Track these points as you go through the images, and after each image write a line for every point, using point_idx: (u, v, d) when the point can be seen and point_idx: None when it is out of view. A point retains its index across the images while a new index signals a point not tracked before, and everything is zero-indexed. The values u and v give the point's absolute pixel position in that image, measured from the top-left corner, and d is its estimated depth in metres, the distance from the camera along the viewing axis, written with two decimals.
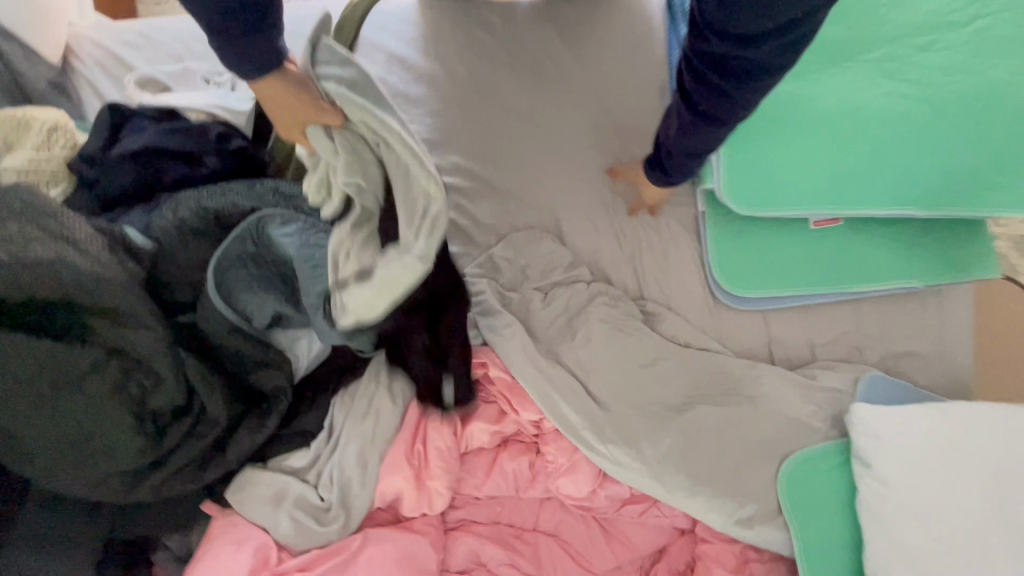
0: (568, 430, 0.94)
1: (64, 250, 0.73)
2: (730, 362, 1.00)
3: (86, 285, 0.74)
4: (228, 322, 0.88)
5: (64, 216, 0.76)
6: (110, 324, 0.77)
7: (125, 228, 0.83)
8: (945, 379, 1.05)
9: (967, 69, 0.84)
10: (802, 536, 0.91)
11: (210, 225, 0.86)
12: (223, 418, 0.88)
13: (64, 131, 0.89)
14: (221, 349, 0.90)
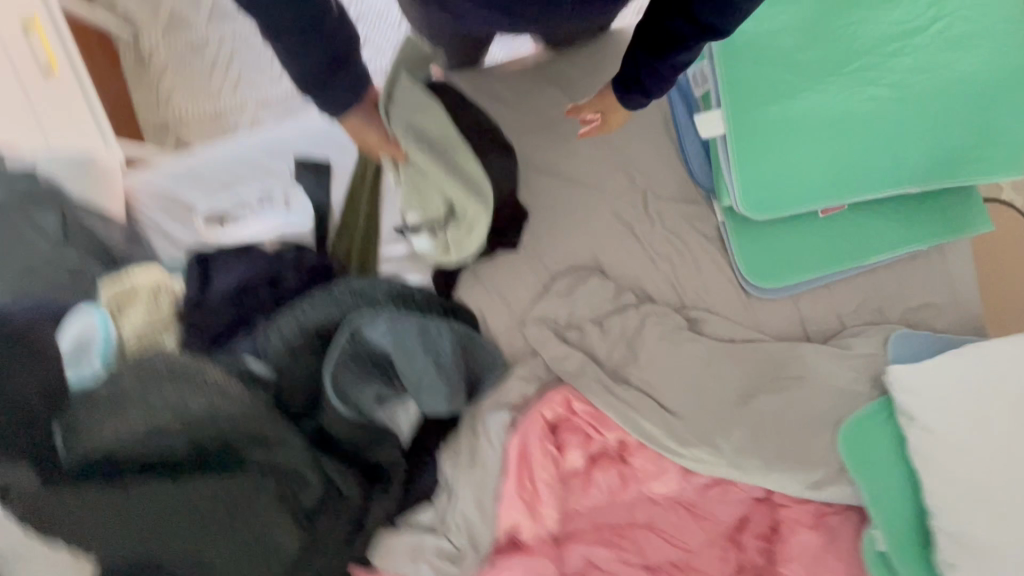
0: (651, 440, 1.08)
1: (207, 395, 0.85)
2: (775, 349, 1.13)
3: (243, 416, 0.88)
4: (346, 417, 1.00)
5: (197, 363, 0.87)
6: (260, 448, 0.91)
7: (248, 360, 0.95)
8: (959, 322, 1.19)
9: (939, 65, 0.96)
10: (868, 487, 1.05)
11: (311, 339, 0.99)
12: (359, 498, 1.01)
13: (168, 291, 1.02)
14: (342, 440, 1.02)
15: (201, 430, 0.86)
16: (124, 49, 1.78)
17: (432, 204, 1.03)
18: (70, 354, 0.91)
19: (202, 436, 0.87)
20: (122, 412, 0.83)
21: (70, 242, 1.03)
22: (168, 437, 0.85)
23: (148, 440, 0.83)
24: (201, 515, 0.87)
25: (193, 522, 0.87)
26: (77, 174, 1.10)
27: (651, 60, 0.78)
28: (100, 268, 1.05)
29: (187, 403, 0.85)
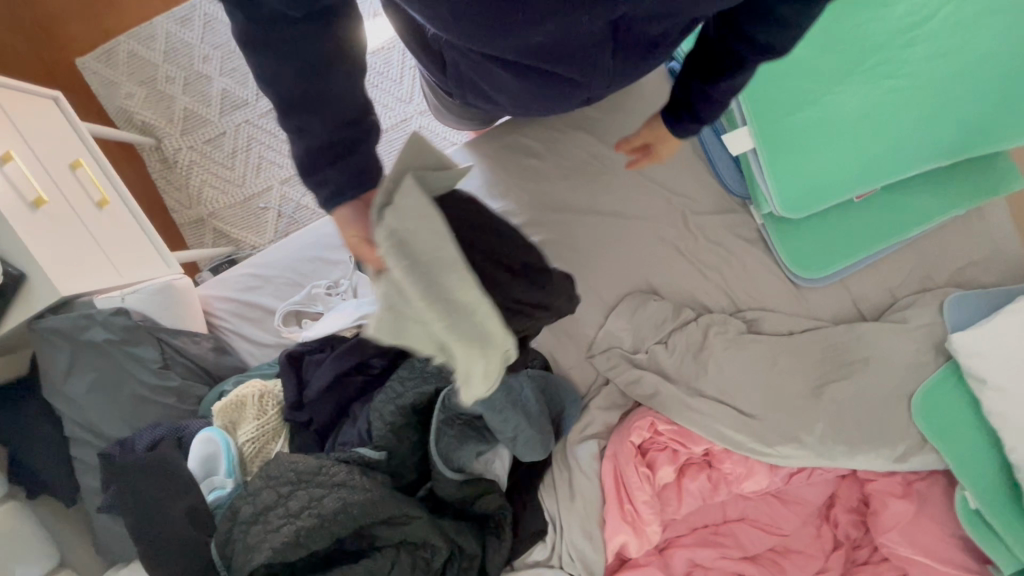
0: (737, 446, 1.14)
1: (340, 494, 0.95)
2: (834, 336, 1.19)
3: (368, 508, 0.96)
4: (455, 481, 1.08)
5: (324, 467, 0.97)
6: (389, 526, 0.99)
7: (358, 449, 1.04)
8: (1009, 275, 1.22)
9: (953, 47, 1.00)
10: (949, 451, 1.11)
11: (409, 416, 1.06)
12: (480, 551, 1.07)
13: (270, 395, 1.10)
14: (454, 499, 1.09)
15: (335, 527, 0.94)
16: (148, 153, 1.85)
17: None
18: (203, 474, 1.03)
19: (337, 530, 0.94)
20: (271, 525, 0.92)
21: (170, 369, 1.15)
22: (312, 539, 0.93)
23: (297, 544, 0.92)
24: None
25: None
26: (165, 307, 1.18)
27: (704, 84, 0.80)
28: (201, 385, 1.17)
29: (324, 505, 0.94)
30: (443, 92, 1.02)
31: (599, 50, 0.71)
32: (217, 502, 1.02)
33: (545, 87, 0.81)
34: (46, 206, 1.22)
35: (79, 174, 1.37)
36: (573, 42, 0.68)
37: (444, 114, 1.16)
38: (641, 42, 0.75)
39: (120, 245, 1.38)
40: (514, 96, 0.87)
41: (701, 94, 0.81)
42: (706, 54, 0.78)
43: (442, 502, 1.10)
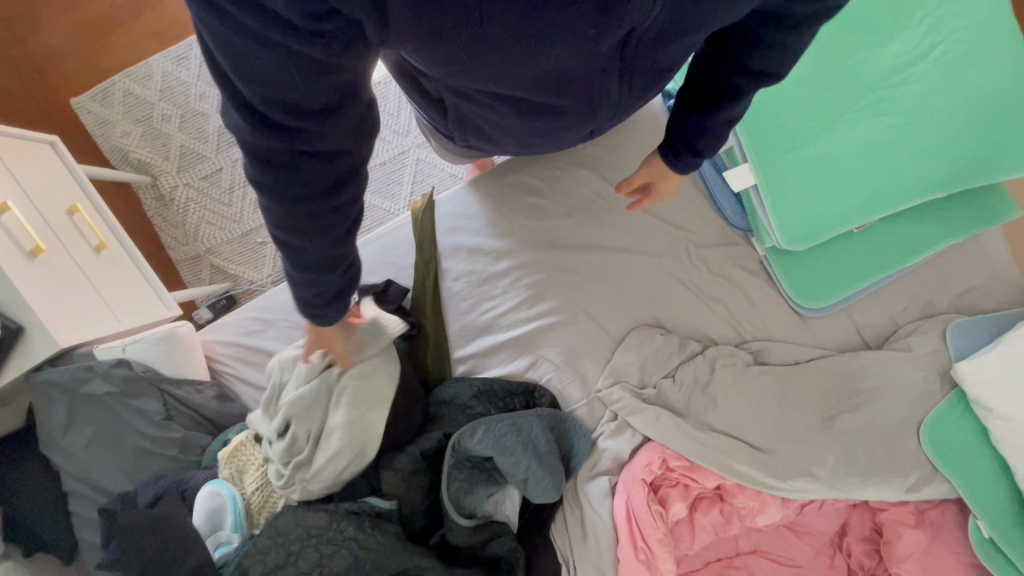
0: (749, 482, 1.13)
1: (350, 549, 0.93)
2: (841, 365, 1.19)
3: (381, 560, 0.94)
4: (467, 527, 1.06)
5: (333, 521, 0.95)
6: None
7: (369, 497, 1.03)
8: (1005, 299, 1.24)
9: (948, 82, 1.02)
10: (958, 480, 1.11)
11: (420, 462, 1.06)
12: None
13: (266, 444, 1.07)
14: (465, 547, 1.08)
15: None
16: (144, 190, 1.83)
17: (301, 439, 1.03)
18: (209, 530, 1.01)
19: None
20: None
21: (172, 420, 1.12)
22: None
23: None
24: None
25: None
26: (166, 355, 1.15)
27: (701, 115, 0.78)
28: (202, 434, 1.14)
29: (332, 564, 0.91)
30: (444, 134, 1.02)
31: (601, 77, 0.67)
32: (223, 559, 0.99)
33: (554, 120, 0.78)
34: (43, 255, 1.20)
35: (77, 219, 1.36)
36: (582, 73, 0.63)
37: (444, 151, 1.14)
38: (650, 68, 0.71)
39: (118, 290, 1.36)
40: (519, 134, 0.85)
41: (696, 127, 0.80)
42: (696, 86, 0.77)
43: (452, 551, 1.08)
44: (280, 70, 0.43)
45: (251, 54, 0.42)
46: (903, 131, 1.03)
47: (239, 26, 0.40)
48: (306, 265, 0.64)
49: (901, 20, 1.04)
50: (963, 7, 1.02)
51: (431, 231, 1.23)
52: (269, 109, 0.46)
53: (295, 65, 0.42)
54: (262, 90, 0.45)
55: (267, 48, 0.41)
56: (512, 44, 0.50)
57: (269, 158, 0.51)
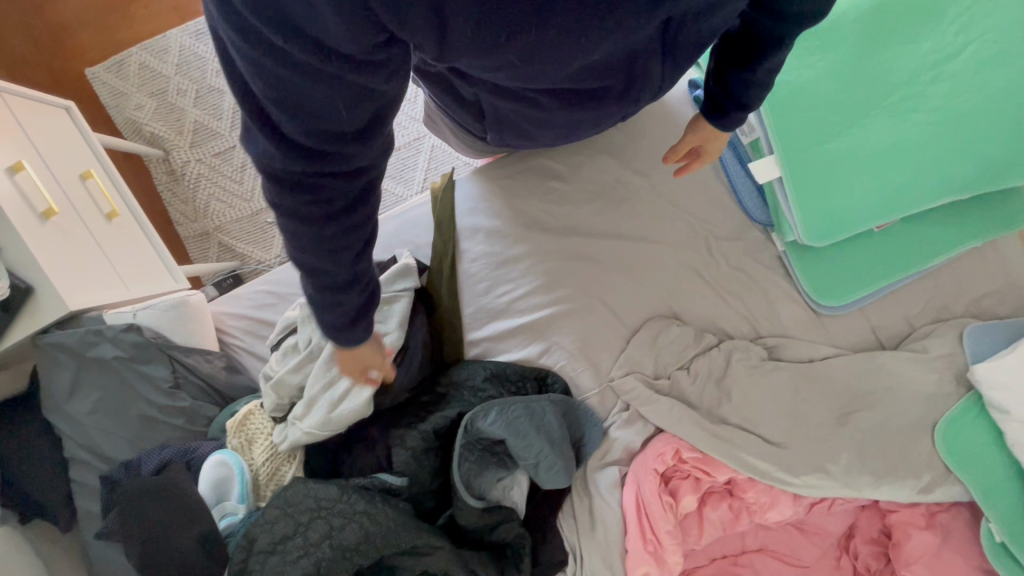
0: (762, 476, 1.12)
1: (361, 523, 0.91)
2: (859, 364, 1.17)
3: (392, 537, 0.92)
4: (476, 509, 1.04)
5: (344, 494, 0.94)
6: (410, 557, 0.95)
7: (380, 474, 1.01)
8: (1022, 306, 1.24)
9: (974, 87, 1.02)
10: (971, 483, 1.10)
11: (433, 441, 1.04)
12: None
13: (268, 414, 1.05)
14: (473, 530, 1.06)
15: (356, 555, 0.90)
16: (155, 164, 1.81)
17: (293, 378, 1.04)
18: (214, 500, 0.99)
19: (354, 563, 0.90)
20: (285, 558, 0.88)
21: (180, 389, 1.10)
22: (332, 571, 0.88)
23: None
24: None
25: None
26: (177, 323, 1.14)
27: (741, 71, 0.78)
28: (210, 405, 1.12)
29: (342, 536, 0.90)
30: (476, 135, 1.04)
31: (640, 59, 0.68)
32: (228, 529, 0.96)
33: (592, 113, 0.79)
34: (56, 216, 1.19)
35: (90, 185, 1.34)
36: (624, 55, 0.65)
37: (459, 137, 1.16)
38: (694, 43, 0.72)
39: (128, 259, 1.35)
40: (551, 128, 0.86)
41: (739, 83, 0.80)
42: (737, 42, 0.77)
43: (460, 532, 1.07)
44: (315, 89, 0.43)
45: (289, 75, 0.42)
46: (928, 133, 1.03)
47: (278, 50, 0.40)
48: (331, 285, 0.59)
49: (933, 18, 1.04)
50: (996, 9, 1.02)
51: (450, 212, 1.22)
52: (297, 132, 0.46)
53: (329, 84, 0.43)
54: (292, 113, 0.44)
55: (305, 66, 0.41)
56: (566, 42, 0.50)
57: (295, 181, 0.50)
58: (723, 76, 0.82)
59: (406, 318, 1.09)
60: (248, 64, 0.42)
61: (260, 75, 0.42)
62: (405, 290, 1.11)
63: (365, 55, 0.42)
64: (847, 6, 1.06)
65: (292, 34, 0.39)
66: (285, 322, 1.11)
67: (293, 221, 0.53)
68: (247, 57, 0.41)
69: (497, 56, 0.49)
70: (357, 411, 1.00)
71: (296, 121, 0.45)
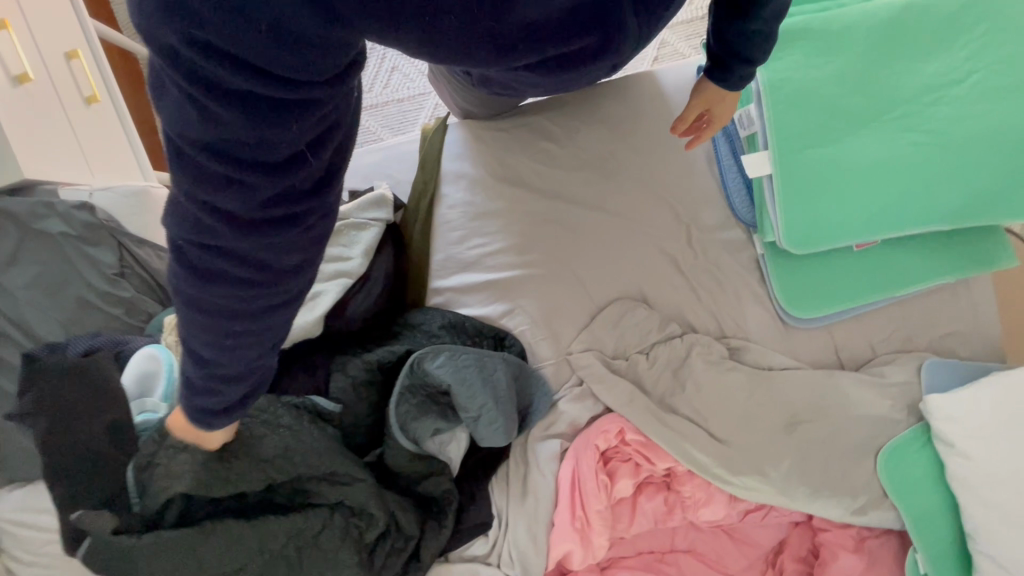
0: (701, 470, 1.10)
1: (282, 437, 0.89)
2: (817, 378, 1.16)
3: (312, 458, 0.91)
4: (407, 452, 1.01)
5: (269, 408, 0.92)
6: (326, 485, 0.92)
7: (314, 397, 0.98)
8: (984, 350, 1.24)
9: (969, 118, 1.02)
10: (906, 510, 1.10)
11: (375, 375, 1.01)
12: (417, 531, 0.99)
13: None
14: (400, 474, 1.03)
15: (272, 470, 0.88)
16: None
17: None
18: (136, 393, 0.94)
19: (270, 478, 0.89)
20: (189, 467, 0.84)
21: (125, 279, 1.05)
22: (241, 481, 0.86)
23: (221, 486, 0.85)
24: (269, 555, 0.87)
25: (261, 559, 0.87)
26: (135, 212, 1.09)
27: (738, 20, 0.75)
28: (153, 303, 1.07)
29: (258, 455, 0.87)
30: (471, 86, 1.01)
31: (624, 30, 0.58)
32: (144, 425, 0.91)
33: (576, 82, 0.71)
34: (30, 84, 1.14)
35: (75, 66, 1.27)
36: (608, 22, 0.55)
37: (456, 92, 1.17)
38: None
39: (99, 149, 1.30)
40: (540, 87, 0.77)
41: (739, 33, 0.76)
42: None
43: (386, 475, 1.03)
44: (259, 138, 0.42)
45: (233, 120, 0.41)
46: (920, 157, 1.03)
47: (224, 91, 0.40)
48: (219, 378, 0.59)
49: (942, 42, 1.04)
50: (1008, 43, 1.03)
51: (437, 158, 1.21)
52: (240, 178, 0.44)
53: (281, 142, 0.43)
54: (231, 188, 0.44)
55: (252, 109, 0.41)
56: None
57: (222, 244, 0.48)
58: (718, 30, 0.79)
59: (373, 247, 1.05)
60: (183, 124, 0.42)
61: (202, 124, 0.41)
62: (376, 221, 1.07)
63: (321, 75, 0.42)
64: (864, 14, 1.07)
65: (241, 70, 0.39)
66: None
67: (208, 293, 0.51)
68: (188, 100, 0.40)
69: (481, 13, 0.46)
70: (304, 330, 0.98)
71: (229, 177, 0.44)
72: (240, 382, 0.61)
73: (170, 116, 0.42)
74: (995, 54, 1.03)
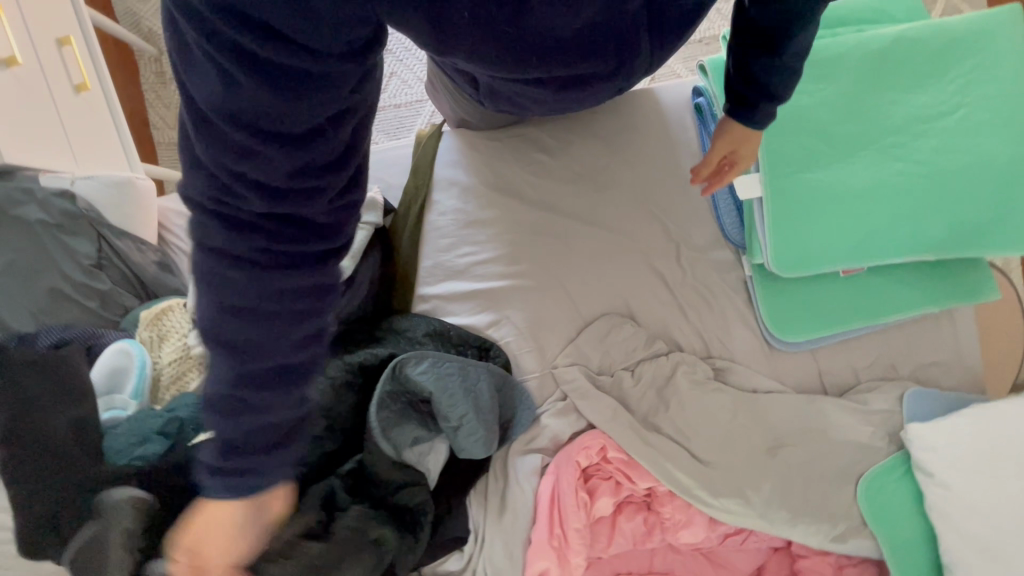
0: (682, 490, 1.09)
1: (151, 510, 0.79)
2: (801, 403, 1.16)
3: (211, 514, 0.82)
4: (387, 458, 0.99)
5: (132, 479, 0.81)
6: None
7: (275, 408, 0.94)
8: (964, 380, 1.25)
9: (959, 149, 1.04)
10: (884, 539, 1.10)
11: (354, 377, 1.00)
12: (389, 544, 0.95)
13: (181, 312, 0.99)
14: (376, 483, 1.00)
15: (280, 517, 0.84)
16: (146, 62, 1.73)
17: None
18: (106, 389, 0.91)
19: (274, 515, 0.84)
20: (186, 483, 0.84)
21: (103, 270, 1.02)
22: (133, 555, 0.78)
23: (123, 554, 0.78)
24: None
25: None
26: (117, 203, 1.07)
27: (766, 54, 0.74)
28: (130, 296, 1.04)
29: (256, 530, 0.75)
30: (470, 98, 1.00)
31: (631, 42, 0.58)
32: (110, 422, 0.89)
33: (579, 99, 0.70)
34: (17, 68, 1.12)
35: (66, 52, 1.24)
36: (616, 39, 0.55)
37: (456, 103, 1.17)
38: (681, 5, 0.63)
39: (86, 137, 1.27)
40: (541, 106, 0.75)
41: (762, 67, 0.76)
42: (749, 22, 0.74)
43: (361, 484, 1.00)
44: (286, 101, 0.38)
45: (253, 86, 0.37)
46: (908, 187, 1.04)
47: (246, 53, 0.36)
48: (241, 394, 0.46)
49: (934, 74, 1.06)
50: (996, 80, 1.05)
51: (430, 165, 1.21)
52: (261, 149, 0.40)
53: (310, 105, 0.39)
54: (259, 153, 0.40)
55: (276, 77, 0.37)
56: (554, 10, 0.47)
57: (245, 222, 0.43)
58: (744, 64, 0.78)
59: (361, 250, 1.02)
60: (206, 92, 0.38)
61: (225, 90, 0.37)
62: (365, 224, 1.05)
63: (343, 47, 0.39)
64: (857, 44, 1.08)
65: (264, 33, 0.36)
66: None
67: (231, 276, 0.44)
68: (210, 68, 0.37)
69: (495, 20, 0.45)
70: None
71: (254, 144, 0.39)
72: (274, 404, 0.48)
73: (192, 85, 0.39)
74: (984, 89, 1.05)
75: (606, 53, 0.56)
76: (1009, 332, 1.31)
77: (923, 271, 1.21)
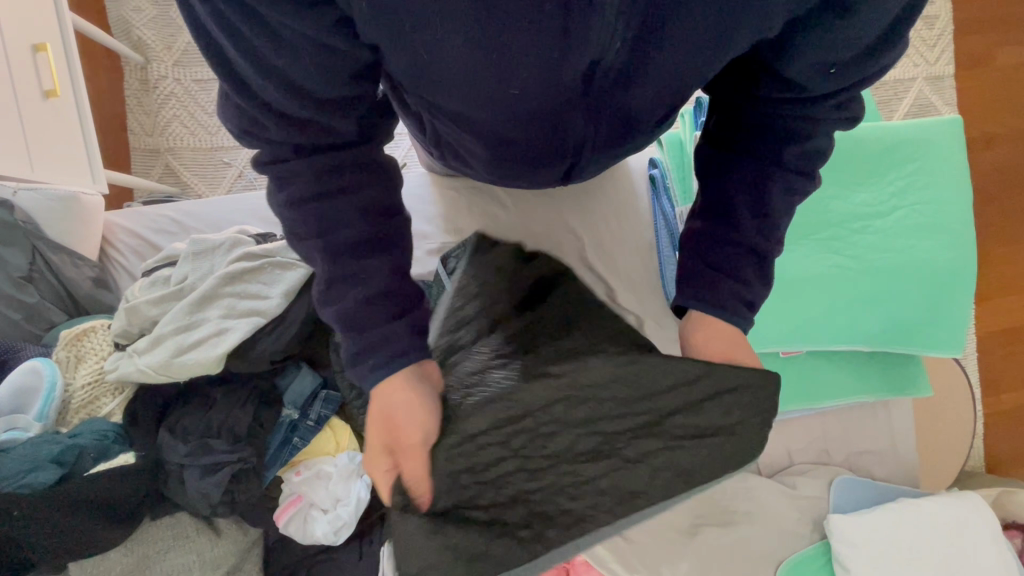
0: (597, 561, 1.07)
1: (24, 527, 0.84)
2: (730, 482, 1.14)
3: (85, 524, 0.87)
4: (291, 484, 1.01)
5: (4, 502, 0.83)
6: (126, 528, 0.91)
7: (180, 443, 0.95)
8: (897, 470, 1.25)
9: (893, 248, 1.06)
10: None
11: (264, 410, 1.00)
12: (307, 541, 1.00)
13: (103, 332, 1.00)
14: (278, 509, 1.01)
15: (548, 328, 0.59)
16: (131, 69, 1.71)
17: (138, 319, 0.97)
18: (10, 408, 0.90)
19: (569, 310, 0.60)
20: (85, 515, 0.87)
21: (32, 283, 1.03)
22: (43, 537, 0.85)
23: (38, 546, 0.85)
24: (136, 556, 0.94)
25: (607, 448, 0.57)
26: (58, 217, 1.06)
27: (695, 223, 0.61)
28: (57, 311, 1.04)
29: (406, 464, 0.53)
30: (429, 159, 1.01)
31: (627, 90, 0.50)
32: (9, 444, 0.88)
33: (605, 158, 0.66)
34: None
35: (40, 59, 1.12)
36: (671, 77, 0.49)
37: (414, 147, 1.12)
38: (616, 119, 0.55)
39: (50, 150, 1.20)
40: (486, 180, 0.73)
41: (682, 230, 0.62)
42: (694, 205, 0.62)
43: (265, 511, 1.02)
44: (294, 44, 0.38)
45: (262, 45, 0.38)
46: (840, 279, 1.06)
47: (258, 21, 0.37)
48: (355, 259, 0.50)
49: (877, 171, 1.10)
50: (937, 184, 1.08)
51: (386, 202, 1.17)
52: (280, 96, 0.41)
53: (310, 46, 0.39)
54: (284, 84, 0.41)
55: (283, 32, 0.37)
56: (477, 61, 0.43)
57: (270, 114, 0.43)
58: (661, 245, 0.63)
59: (296, 288, 0.98)
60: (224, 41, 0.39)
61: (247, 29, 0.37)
62: (306, 262, 1.00)
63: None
64: None
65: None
66: (169, 251, 1.01)
67: (286, 169, 0.47)
68: (217, 24, 0.37)
69: (392, 59, 0.44)
70: (203, 365, 0.92)
71: (279, 79, 0.40)
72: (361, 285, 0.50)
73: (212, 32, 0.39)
74: (924, 193, 1.08)
75: (556, 125, 0.54)
76: (947, 428, 1.31)
77: (873, 360, 1.19)
